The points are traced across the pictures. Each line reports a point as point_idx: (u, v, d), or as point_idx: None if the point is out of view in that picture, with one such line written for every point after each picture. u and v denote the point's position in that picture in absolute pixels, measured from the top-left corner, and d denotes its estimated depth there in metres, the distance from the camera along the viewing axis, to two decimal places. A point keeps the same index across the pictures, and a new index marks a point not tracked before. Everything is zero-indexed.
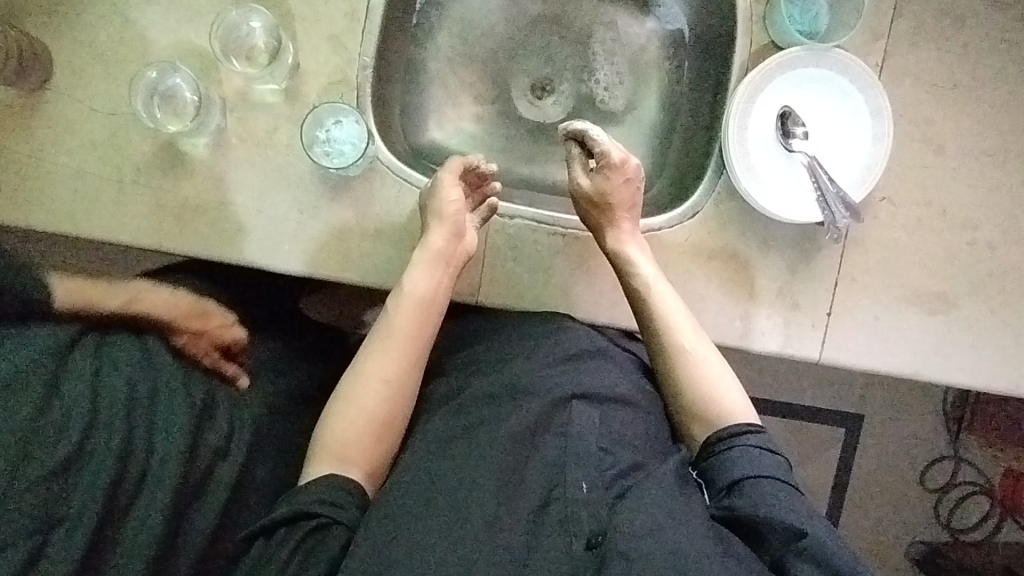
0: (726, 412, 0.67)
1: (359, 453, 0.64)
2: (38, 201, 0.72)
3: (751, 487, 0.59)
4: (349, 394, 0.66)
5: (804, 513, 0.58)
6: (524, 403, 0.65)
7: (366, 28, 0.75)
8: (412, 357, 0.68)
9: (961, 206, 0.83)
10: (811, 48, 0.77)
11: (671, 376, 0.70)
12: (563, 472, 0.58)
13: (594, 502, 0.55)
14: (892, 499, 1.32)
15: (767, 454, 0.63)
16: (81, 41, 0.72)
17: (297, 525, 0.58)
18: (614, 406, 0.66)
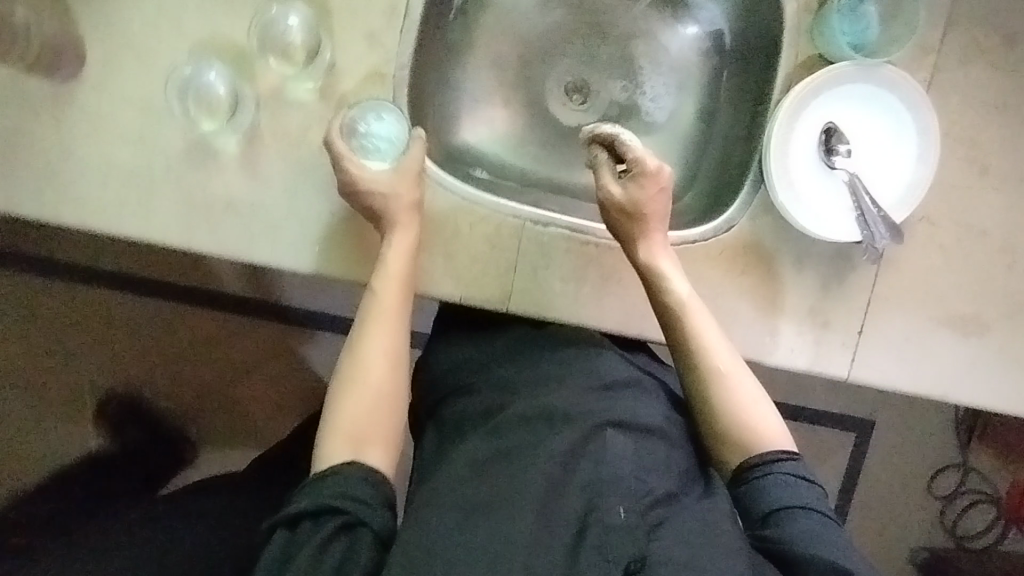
0: (762, 437, 0.67)
1: (373, 427, 0.64)
2: (69, 195, 0.71)
3: (787, 520, 0.62)
4: (349, 376, 0.67)
5: (838, 544, 0.61)
6: (559, 426, 0.64)
7: (405, 27, 0.73)
8: (397, 330, 0.69)
9: (1001, 228, 0.82)
10: (861, 62, 0.75)
11: (706, 399, 0.69)
12: (598, 496, 0.58)
13: (632, 528, 0.56)
14: (899, 506, 1.33)
15: (802, 483, 0.65)
16: (113, 31, 0.70)
17: (326, 518, 0.58)
18: (646, 437, 0.65)
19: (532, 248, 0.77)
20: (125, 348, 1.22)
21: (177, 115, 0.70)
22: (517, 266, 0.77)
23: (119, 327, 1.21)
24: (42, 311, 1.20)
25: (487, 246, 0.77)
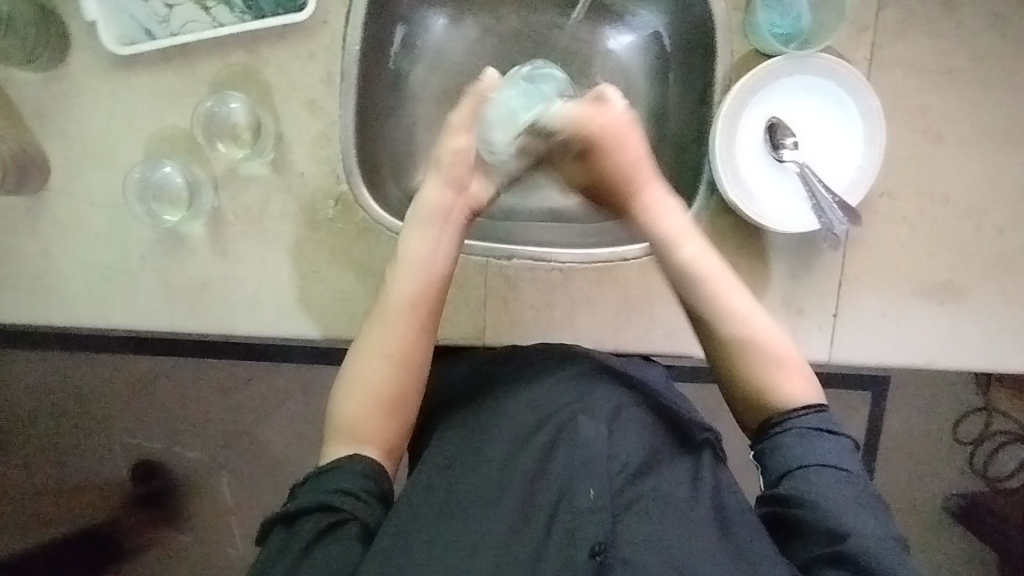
0: (789, 395, 0.66)
1: (376, 433, 0.66)
2: (56, 297, 0.75)
3: (804, 477, 0.61)
4: (355, 373, 0.67)
5: (856, 501, 0.59)
6: (537, 421, 0.69)
7: (343, 89, 0.74)
8: (414, 334, 0.68)
9: (966, 191, 0.80)
10: (793, 56, 0.76)
11: (729, 357, 0.69)
12: (571, 481, 0.64)
13: (600, 510, 0.61)
14: (924, 462, 1.31)
15: (828, 440, 0.63)
16: (72, 138, 0.74)
17: (321, 513, 0.59)
18: (618, 418, 0.70)
19: (499, 281, 0.80)
20: (149, 407, 1.29)
21: (140, 212, 0.74)
22: (487, 300, 0.80)
23: (113, 391, 1.28)
24: (69, 384, 1.28)
25: (455, 286, 0.80)
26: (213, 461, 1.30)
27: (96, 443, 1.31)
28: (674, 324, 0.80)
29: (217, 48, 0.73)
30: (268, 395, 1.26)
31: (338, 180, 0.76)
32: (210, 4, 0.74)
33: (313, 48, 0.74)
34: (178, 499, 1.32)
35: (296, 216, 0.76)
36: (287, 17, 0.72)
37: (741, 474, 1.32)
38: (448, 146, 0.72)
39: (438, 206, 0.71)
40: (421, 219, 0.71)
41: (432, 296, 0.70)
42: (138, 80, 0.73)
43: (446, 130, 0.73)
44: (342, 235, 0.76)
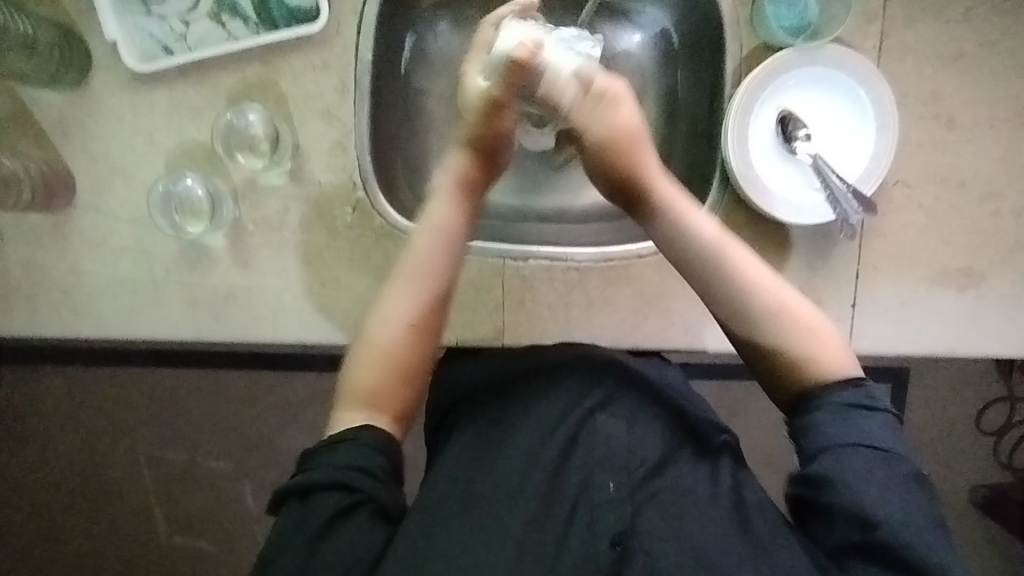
0: (834, 364, 0.66)
1: (391, 400, 0.66)
2: (84, 311, 0.77)
3: (838, 457, 0.60)
4: (374, 336, 0.68)
5: (889, 482, 0.59)
6: (556, 417, 0.71)
7: (356, 97, 0.76)
8: (431, 300, 0.68)
9: (981, 176, 0.80)
10: (802, 48, 0.77)
11: (765, 331, 0.67)
12: (591, 474, 0.67)
13: (619, 502, 0.65)
14: (949, 453, 1.30)
15: (866, 420, 0.62)
16: (95, 156, 0.75)
17: (337, 492, 0.60)
18: (636, 414, 0.72)
19: (517, 282, 0.81)
20: (174, 417, 1.31)
21: (163, 224, 0.75)
22: (505, 302, 0.81)
23: (137, 403, 1.30)
24: (95, 398, 1.30)
25: (472, 288, 0.80)
26: (237, 470, 1.32)
27: (122, 456, 1.33)
28: (692, 319, 0.80)
29: (233, 61, 0.75)
30: (289, 403, 1.28)
31: (354, 187, 0.77)
32: (225, 19, 0.76)
33: (326, 57, 0.75)
34: (204, 508, 1.34)
35: (315, 223, 0.77)
36: (301, 29, 0.73)
37: (764, 469, 1.31)
38: (483, 112, 0.67)
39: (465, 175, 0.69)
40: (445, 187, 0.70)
41: (453, 263, 0.69)
42: (158, 95, 0.75)
43: (487, 98, 0.66)
44: (360, 242, 0.77)
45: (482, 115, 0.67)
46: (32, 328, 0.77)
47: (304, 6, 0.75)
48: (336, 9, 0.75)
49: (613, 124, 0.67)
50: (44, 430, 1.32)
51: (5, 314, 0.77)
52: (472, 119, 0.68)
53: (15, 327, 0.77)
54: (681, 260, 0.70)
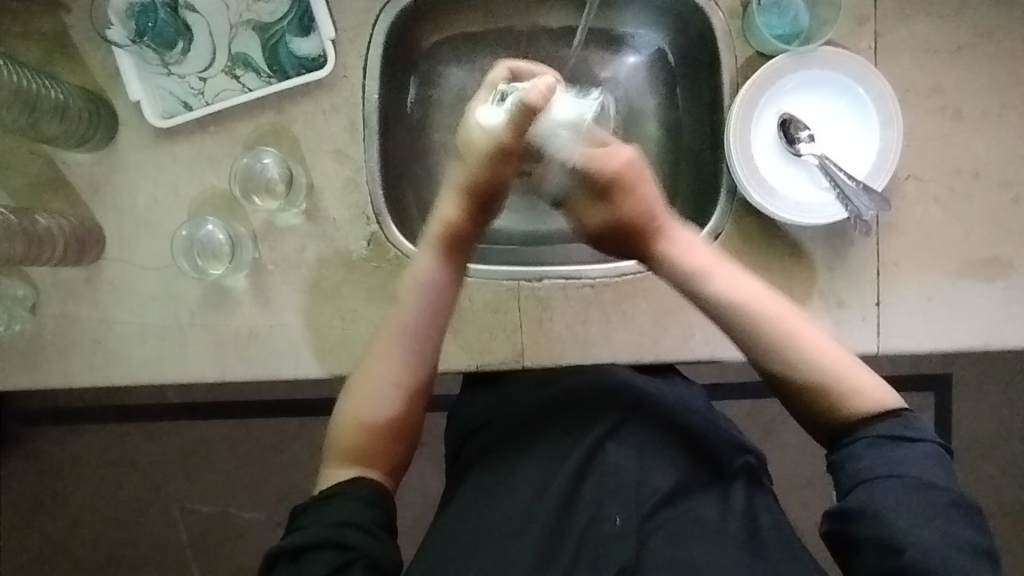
0: (859, 391, 0.65)
1: (381, 457, 0.69)
2: (115, 360, 0.79)
3: (872, 487, 0.59)
4: (359, 393, 0.70)
5: (927, 512, 0.57)
6: (567, 447, 0.73)
7: (365, 136, 0.79)
8: (414, 356, 0.70)
9: (994, 163, 0.79)
10: (795, 53, 0.78)
11: (779, 361, 0.67)
12: (599, 508, 0.68)
13: (625, 536, 0.66)
14: (1005, 462, 1.23)
15: (904, 450, 0.61)
16: (124, 210, 0.79)
17: (330, 549, 0.61)
18: (648, 442, 0.73)
19: (533, 303, 0.80)
20: (208, 470, 1.32)
21: (187, 267, 0.78)
22: (522, 324, 0.80)
23: (170, 455, 1.32)
24: (129, 453, 1.32)
25: (489, 313, 0.81)
26: (270, 520, 1.32)
27: (156, 510, 1.34)
28: (713, 328, 0.79)
29: (248, 111, 0.79)
30: (318, 446, 1.28)
31: (368, 221, 0.79)
32: (239, 73, 0.80)
33: (334, 101, 0.79)
34: (239, 561, 1.33)
35: (331, 259, 0.79)
36: (310, 75, 0.78)
37: (810, 488, 1.25)
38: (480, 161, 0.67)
39: (454, 227, 0.70)
40: (436, 240, 0.71)
41: (442, 319, 0.71)
42: (179, 148, 0.79)
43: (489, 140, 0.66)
44: (376, 274, 0.79)
45: (484, 162, 0.67)
46: (67, 379, 0.79)
47: (312, 55, 0.79)
48: (341, 54, 0.79)
49: (614, 168, 0.70)
50: (82, 490, 1.34)
51: (42, 368, 0.79)
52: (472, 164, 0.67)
53: (51, 379, 0.80)
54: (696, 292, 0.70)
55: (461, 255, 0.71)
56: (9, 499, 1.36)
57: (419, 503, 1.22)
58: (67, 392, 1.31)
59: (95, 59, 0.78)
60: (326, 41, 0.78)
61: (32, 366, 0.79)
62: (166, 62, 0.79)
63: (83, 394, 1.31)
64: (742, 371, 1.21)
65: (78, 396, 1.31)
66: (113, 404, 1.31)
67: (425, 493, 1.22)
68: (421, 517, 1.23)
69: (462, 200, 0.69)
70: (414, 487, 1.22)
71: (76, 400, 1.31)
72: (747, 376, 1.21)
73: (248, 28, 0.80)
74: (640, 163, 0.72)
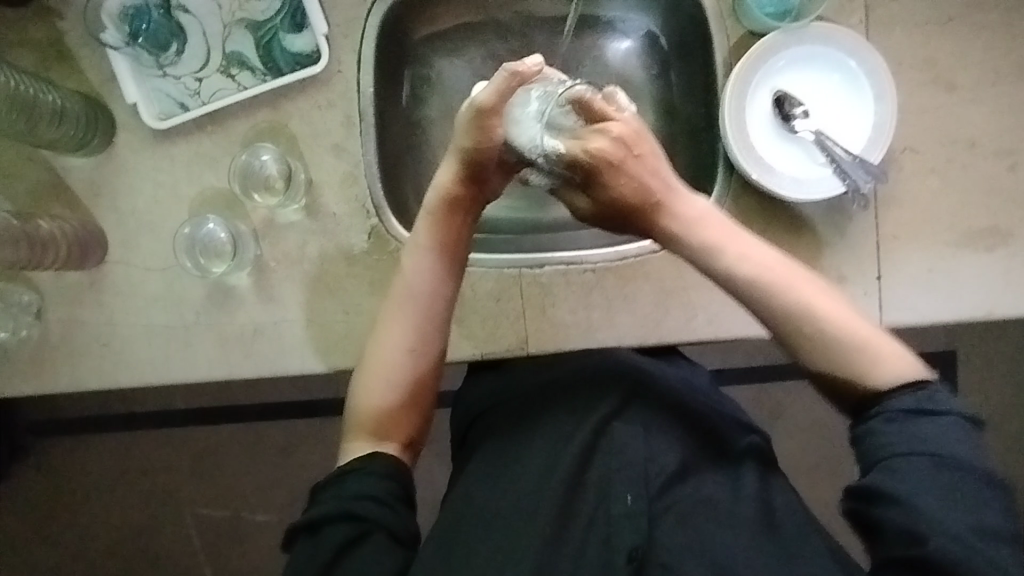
0: (887, 368, 0.64)
1: (397, 427, 0.70)
2: (122, 362, 0.80)
3: (895, 466, 0.59)
4: (376, 366, 0.70)
5: (949, 495, 0.56)
6: (572, 430, 0.73)
7: (363, 130, 0.79)
8: (428, 321, 0.71)
9: (990, 132, 0.79)
10: (787, 29, 0.78)
11: (803, 332, 0.66)
12: (609, 487, 0.68)
13: (636, 514, 0.65)
14: (1013, 434, 1.24)
15: (931, 427, 0.59)
16: (125, 214, 0.80)
17: (346, 522, 0.62)
18: (653, 424, 0.74)
19: (536, 290, 0.81)
20: (218, 474, 1.32)
21: (190, 268, 0.79)
22: (525, 311, 0.81)
23: (179, 461, 1.32)
24: (138, 460, 1.33)
25: (491, 300, 0.81)
26: (283, 522, 1.32)
27: (168, 516, 1.34)
28: (715, 308, 0.79)
29: (244, 109, 0.79)
30: (327, 445, 1.29)
31: (367, 214, 0.79)
32: (234, 72, 0.81)
33: (330, 96, 0.79)
34: (253, 564, 1.34)
35: (333, 254, 0.79)
36: (304, 71, 0.78)
37: (821, 469, 1.25)
38: (471, 131, 0.68)
39: (450, 192, 0.70)
40: (434, 208, 0.71)
41: (444, 284, 0.71)
42: (178, 149, 0.79)
43: (475, 111, 0.66)
44: (377, 267, 0.79)
45: (472, 130, 0.67)
46: (75, 384, 0.80)
47: (305, 51, 0.80)
48: (335, 50, 0.79)
49: (617, 136, 0.65)
50: (94, 499, 1.34)
51: (50, 374, 0.80)
52: (461, 135, 0.68)
53: (59, 384, 0.80)
54: (705, 263, 0.69)
55: (457, 221, 0.71)
56: (21, 511, 1.36)
57: (431, 498, 1.22)
58: (74, 400, 1.32)
59: (89, 64, 0.79)
60: (320, 36, 0.78)
61: (39, 372, 0.80)
62: (161, 64, 0.80)
63: (93, 400, 1.31)
64: (747, 354, 1.21)
65: (87, 403, 1.31)
66: (121, 412, 1.31)
67: (436, 489, 1.22)
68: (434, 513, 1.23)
69: (456, 167, 0.70)
70: (424, 483, 1.22)
71: (86, 407, 1.31)
72: (753, 360, 1.21)
73: (241, 27, 0.80)
74: (652, 140, 0.67)
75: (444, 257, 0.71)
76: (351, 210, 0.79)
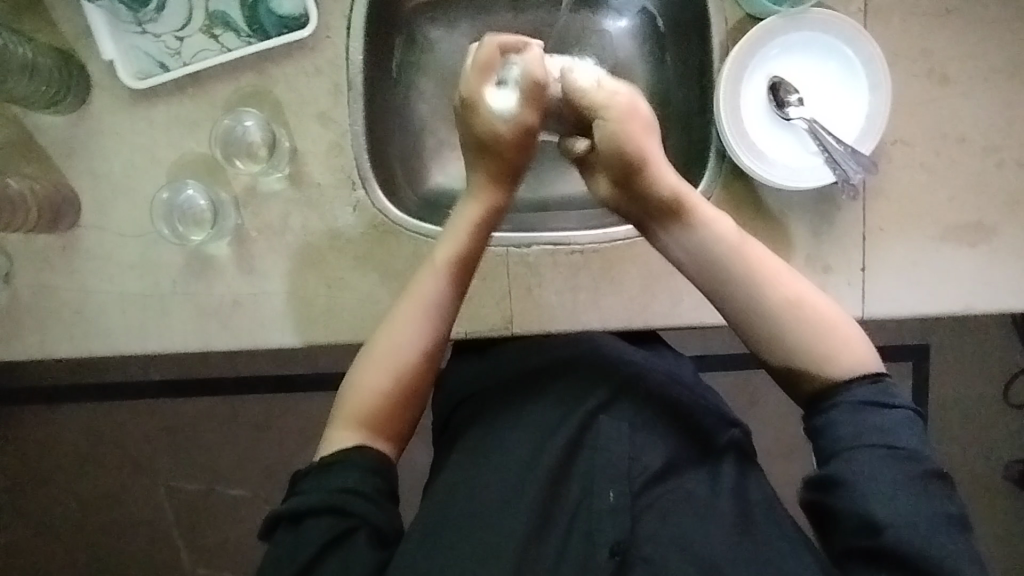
0: (840, 349, 0.65)
1: (386, 421, 0.68)
2: (93, 329, 0.77)
3: (850, 457, 0.60)
4: (376, 355, 0.69)
5: (906, 486, 0.58)
6: (558, 421, 0.73)
7: (351, 99, 0.77)
8: (434, 325, 0.70)
9: (979, 128, 0.80)
10: (787, 14, 0.77)
11: (766, 310, 0.67)
12: (592, 482, 0.68)
13: (620, 510, 0.66)
14: (980, 427, 1.27)
15: (881, 418, 0.61)
16: (100, 176, 0.77)
17: (330, 516, 0.61)
18: (639, 420, 0.73)
19: (522, 269, 0.80)
20: (193, 447, 1.30)
21: (168, 235, 0.76)
22: (511, 290, 0.80)
23: (152, 432, 1.30)
24: (110, 430, 1.30)
25: (478, 279, 0.80)
26: (258, 496, 1.31)
27: (139, 488, 1.32)
28: (701, 294, 0.79)
29: (227, 72, 0.76)
30: (304, 420, 1.27)
31: (353, 185, 0.77)
32: (217, 33, 0.77)
33: (318, 62, 0.77)
34: (226, 538, 1.33)
35: (317, 226, 0.77)
36: (292, 35, 0.75)
37: (793, 456, 1.27)
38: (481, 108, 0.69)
39: (494, 206, 0.72)
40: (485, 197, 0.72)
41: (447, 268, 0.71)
42: (157, 111, 0.76)
43: (474, 64, 0.68)
44: (363, 241, 0.77)
45: (468, 83, 0.68)
46: (44, 349, 0.77)
47: (294, 13, 0.77)
48: (324, 14, 0.76)
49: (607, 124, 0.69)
50: (63, 468, 1.32)
51: (18, 339, 0.77)
52: (465, 89, 0.68)
53: (27, 349, 0.77)
54: (675, 244, 0.70)
55: (485, 237, 0.73)
56: None
57: (408, 476, 1.22)
58: (44, 367, 1.28)
59: (63, 16, 0.75)
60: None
61: (7, 336, 0.77)
62: (140, 20, 0.76)
63: (64, 368, 1.29)
64: (727, 341, 1.22)
65: (56, 370, 1.28)
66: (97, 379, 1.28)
67: (413, 466, 1.22)
68: (410, 490, 1.23)
69: (475, 157, 0.71)
70: (402, 461, 1.21)
71: (56, 375, 1.29)
72: (733, 347, 1.22)
73: None
74: (646, 109, 0.69)
75: (460, 281, 0.71)
76: (337, 182, 0.77)
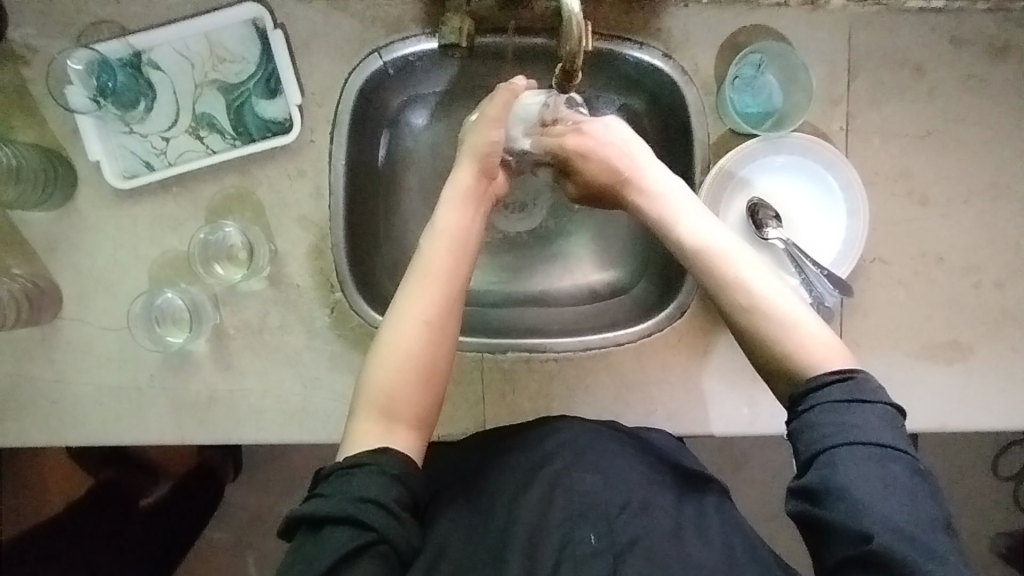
0: (815, 355, 0.59)
1: (406, 410, 0.61)
2: (69, 420, 0.78)
3: (835, 460, 0.53)
4: (388, 339, 0.63)
5: (894, 485, 0.51)
6: (530, 474, 0.69)
7: (331, 202, 0.78)
8: (448, 296, 0.65)
9: (959, 247, 0.80)
10: (767, 138, 0.78)
11: (748, 325, 0.62)
12: (572, 529, 0.63)
13: (602, 553, 0.61)
14: (968, 502, 1.26)
15: (859, 409, 0.54)
16: (82, 271, 0.78)
17: (350, 527, 0.53)
18: (609, 464, 0.69)
19: (495, 374, 0.81)
20: None
21: (144, 337, 0.78)
22: (484, 395, 0.81)
23: None
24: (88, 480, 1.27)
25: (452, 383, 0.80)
26: (238, 543, 1.31)
27: None
28: (673, 405, 0.80)
29: (212, 172, 0.77)
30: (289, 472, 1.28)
31: (331, 287, 0.78)
32: (203, 134, 0.78)
33: (300, 165, 0.78)
34: None
35: (294, 323, 0.78)
36: (274, 141, 0.77)
37: (775, 526, 1.27)
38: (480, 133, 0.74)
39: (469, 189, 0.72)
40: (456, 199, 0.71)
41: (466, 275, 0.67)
42: (140, 209, 0.78)
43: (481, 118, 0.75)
44: (339, 341, 0.78)
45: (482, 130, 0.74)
46: (21, 437, 0.78)
47: (278, 118, 0.78)
48: (308, 119, 0.78)
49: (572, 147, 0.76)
50: None
51: None
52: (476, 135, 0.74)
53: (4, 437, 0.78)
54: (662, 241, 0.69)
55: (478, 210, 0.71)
56: None
57: None
58: None
59: (53, 116, 0.77)
60: (293, 107, 0.77)
61: None
62: (128, 121, 0.77)
63: None
64: None
65: None
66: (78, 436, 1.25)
67: None
68: None
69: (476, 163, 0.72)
70: None
71: None
72: None
73: (213, 87, 0.78)
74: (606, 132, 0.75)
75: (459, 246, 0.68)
76: (315, 281, 0.78)
